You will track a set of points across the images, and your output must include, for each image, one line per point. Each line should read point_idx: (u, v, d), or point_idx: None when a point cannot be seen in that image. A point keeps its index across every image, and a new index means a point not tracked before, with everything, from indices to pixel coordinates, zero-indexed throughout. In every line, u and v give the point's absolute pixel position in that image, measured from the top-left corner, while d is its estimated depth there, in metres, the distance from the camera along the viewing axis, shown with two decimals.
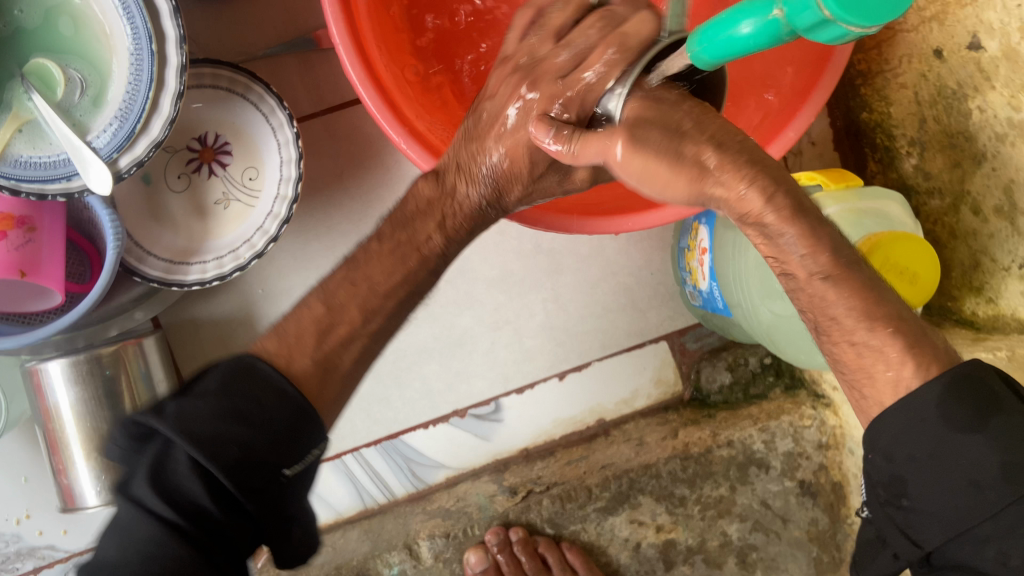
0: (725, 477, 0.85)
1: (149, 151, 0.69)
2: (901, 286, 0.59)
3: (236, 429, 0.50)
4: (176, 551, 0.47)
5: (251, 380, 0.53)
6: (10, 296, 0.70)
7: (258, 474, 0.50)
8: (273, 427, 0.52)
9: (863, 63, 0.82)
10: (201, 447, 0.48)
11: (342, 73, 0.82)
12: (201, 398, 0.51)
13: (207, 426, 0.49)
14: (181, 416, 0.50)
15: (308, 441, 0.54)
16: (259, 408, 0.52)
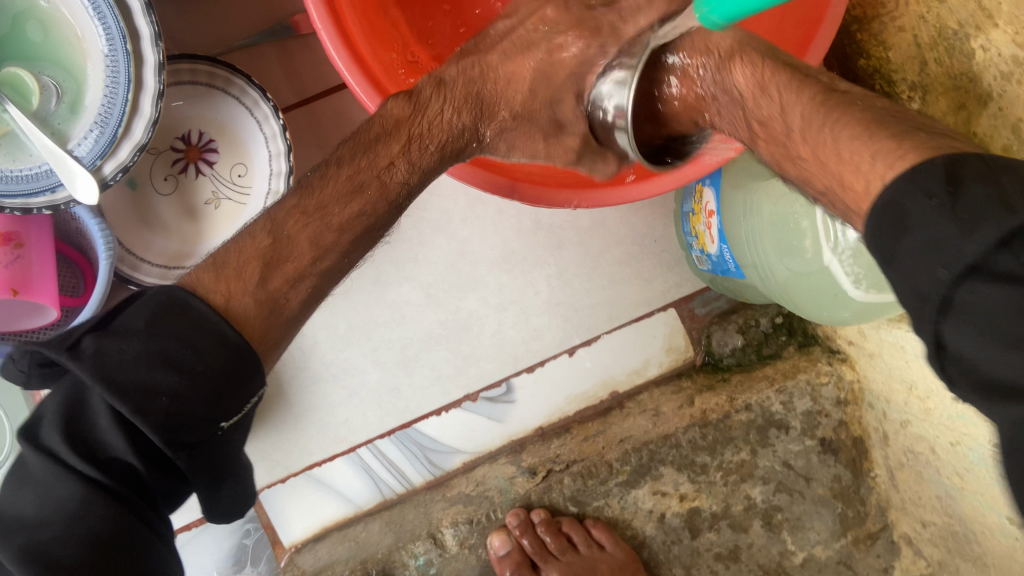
0: (745, 441, 0.85)
1: (134, 155, 0.66)
2: None
3: (163, 377, 0.47)
4: (95, 508, 0.45)
5: (182, 319, 0.50)
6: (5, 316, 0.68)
7: (190, 425, 0.48)
8: (206, 378, 0.49)
9: (859, 9, 0.79)
10: (123, 396, 0.46)
11: (325, 59, 0.80)
12: (124, 337, 0.48)
13: (129, 372, 0.47)
14: (102, 358, 0.46)
15: (246, 391, 0.52)
16: (192, 355, 0.49)
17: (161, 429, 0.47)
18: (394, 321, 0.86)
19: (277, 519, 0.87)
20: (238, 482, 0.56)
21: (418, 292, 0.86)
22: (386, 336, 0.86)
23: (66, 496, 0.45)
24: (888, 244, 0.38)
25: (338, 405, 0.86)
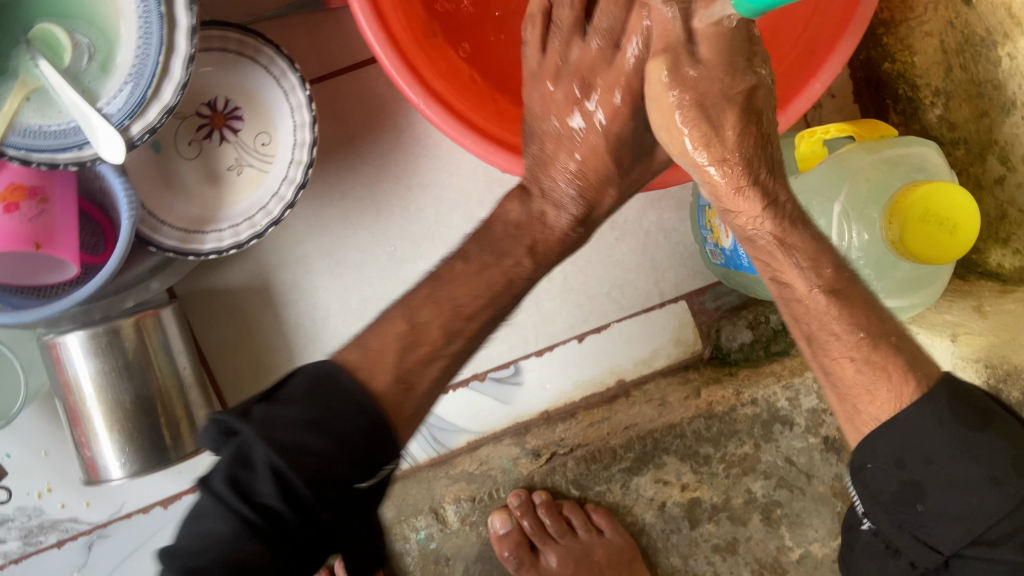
0: (749, 435, 0.84)
1: (161, 118, 0.67)
2: (935, 236, 0.56)
3: (314, 439, 0.48)
4: (251, 547, 0.46)
5: (333, 394, 0.51)
6: (25, 270, 0.69)
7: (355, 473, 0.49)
8: (358, 433, 0.49)
9: (885, 12, 0.80)
10: (283, 453, 0.46)
11: (353, 34, 0.80)
12: (287, 404, 0.49)
13: (291, 434, 0.47)
14: (268, 420, 0.48)
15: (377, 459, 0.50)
16: (336, 418, 0.50)
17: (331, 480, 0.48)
18: None
19: None
20: (374, 550, 0.56)
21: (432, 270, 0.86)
22: None
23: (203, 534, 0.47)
24: (915, 479, 0.54)
25: None
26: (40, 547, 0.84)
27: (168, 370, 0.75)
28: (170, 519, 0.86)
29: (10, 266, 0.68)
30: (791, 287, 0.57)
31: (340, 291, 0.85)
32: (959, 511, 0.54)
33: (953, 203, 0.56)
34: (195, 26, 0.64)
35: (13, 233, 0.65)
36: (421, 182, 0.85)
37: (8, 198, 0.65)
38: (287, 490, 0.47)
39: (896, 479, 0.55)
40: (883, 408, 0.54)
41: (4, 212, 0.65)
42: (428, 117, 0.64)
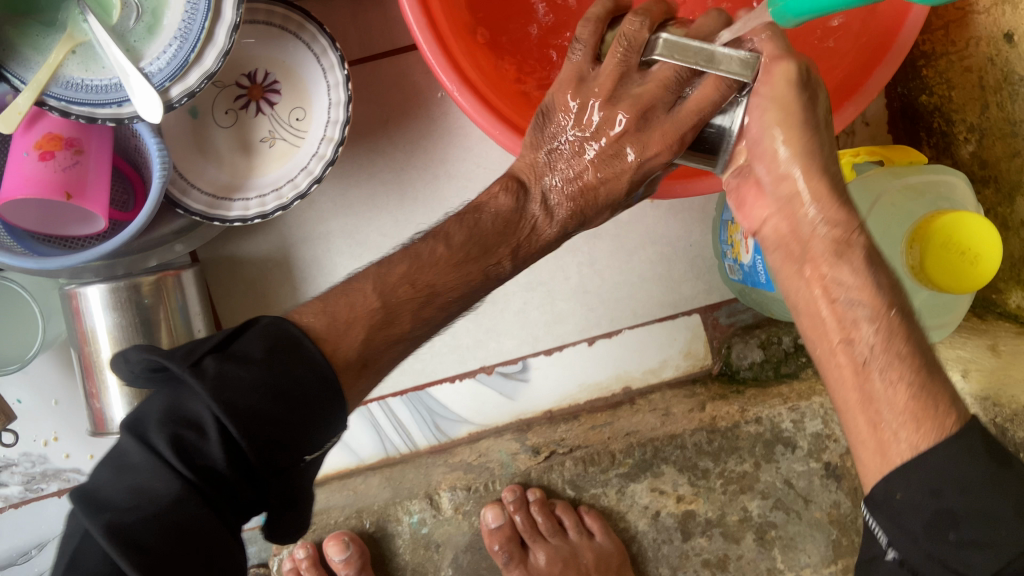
0: (750, 453, 0.84)
1: (201, 83, 0.68)
2: (962, 267, 0.56)
3: (270, 407, 0.45)
4: (188, 507, 0.43)
5: (295, 354, 0.48)
6: (54, 219, 0.70)
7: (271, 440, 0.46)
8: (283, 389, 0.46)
9: (927, 44, 0.79)
10: (235, 419, 0.44)
11: (395, 18, 0.81)
12: (245, 364, 0.46)
13: (246, 397, 0.45)
14: (222, 379, 0.45)
15: (319, 415, 0.48)
16: (295, 386, 0.47)
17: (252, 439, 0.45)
18: None
19: None
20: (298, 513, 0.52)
21: None
22: None
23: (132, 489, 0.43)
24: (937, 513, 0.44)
25: None
26: (41, 494, 0.85)
27: (181, 333, 0.76)
28: None
29: (39, 214, 0.70)
30: (843, 291, 0.48)
31: (359, 271, 0.86)
32: (994, 540, 0.43)
33: (985, 238, 0.56)
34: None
35: (44, 180, 0.66)
36: (448, 171, 0.85)
37: (45, 147, 0.67)
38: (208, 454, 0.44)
39: (928, 512, 0.44)
40: (914, 440, 0.46)
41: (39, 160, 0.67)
42: (464, 107, 0.65)
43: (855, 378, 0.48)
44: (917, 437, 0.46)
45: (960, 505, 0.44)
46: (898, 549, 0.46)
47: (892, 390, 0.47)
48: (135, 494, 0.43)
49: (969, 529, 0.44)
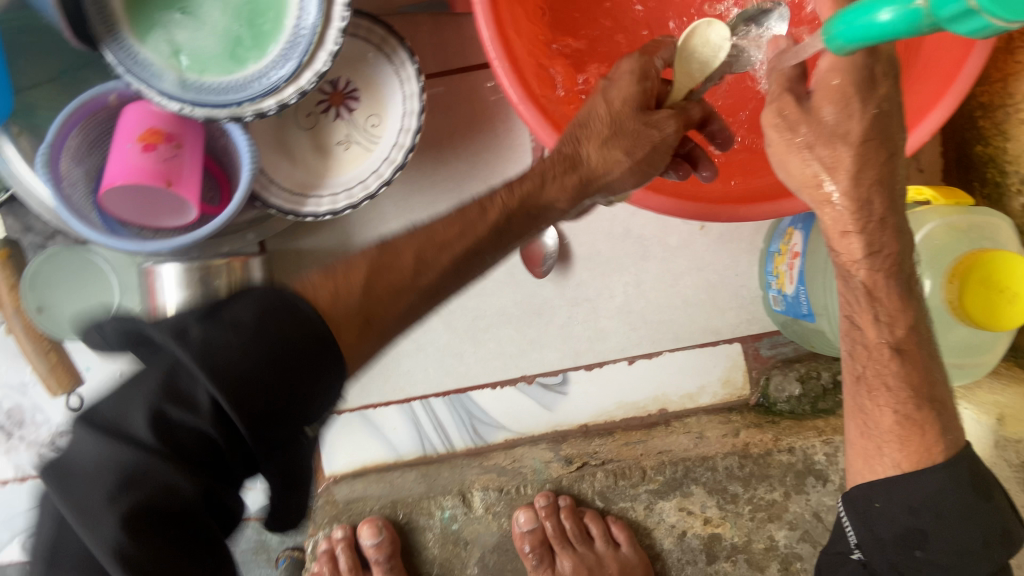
0: (780, 482, 0.85)
1: (312, 84, 0.70)
2: (1001, 306, 0.54)
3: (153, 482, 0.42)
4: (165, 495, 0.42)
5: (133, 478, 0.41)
6: (149, 211, 0.76)
7: (330, 367, 0.47)
8: (329, 349, 0.47)
9: (985, 96, 0.80)
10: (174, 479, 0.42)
11: (471, 38, 0.85)
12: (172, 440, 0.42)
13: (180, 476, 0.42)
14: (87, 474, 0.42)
15: (328, 374, 0.47)
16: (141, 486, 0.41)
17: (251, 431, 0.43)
18: (473, 291, 0.91)
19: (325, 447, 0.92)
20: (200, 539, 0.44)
21: (501, 269, 0.90)
22: (463, 304, 0.90)
23: (291, 320, 0.46)
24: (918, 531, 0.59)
25: (404, 355, 0.91)
26: None
27: None
28: None
29: (137, 205, 0.76)
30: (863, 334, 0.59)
31: None
32: (951, 560, 0.59)
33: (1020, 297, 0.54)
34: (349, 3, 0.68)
35: (145, 169, 0.72)
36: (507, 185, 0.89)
37: (148, 139, 0.73)
38: (288, 391, 0.45)
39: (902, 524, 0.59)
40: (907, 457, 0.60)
41: (142, 151, 0.73)
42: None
43: (865, 394, 0.61)
44: (900, 456, 0.60)
45: (932, 524, 0.59)
46: (864, 548, 0.62)
47: (880, 412, 0.60)
48: (243, 396, 0.42)
49: (932, 561, 0.59)
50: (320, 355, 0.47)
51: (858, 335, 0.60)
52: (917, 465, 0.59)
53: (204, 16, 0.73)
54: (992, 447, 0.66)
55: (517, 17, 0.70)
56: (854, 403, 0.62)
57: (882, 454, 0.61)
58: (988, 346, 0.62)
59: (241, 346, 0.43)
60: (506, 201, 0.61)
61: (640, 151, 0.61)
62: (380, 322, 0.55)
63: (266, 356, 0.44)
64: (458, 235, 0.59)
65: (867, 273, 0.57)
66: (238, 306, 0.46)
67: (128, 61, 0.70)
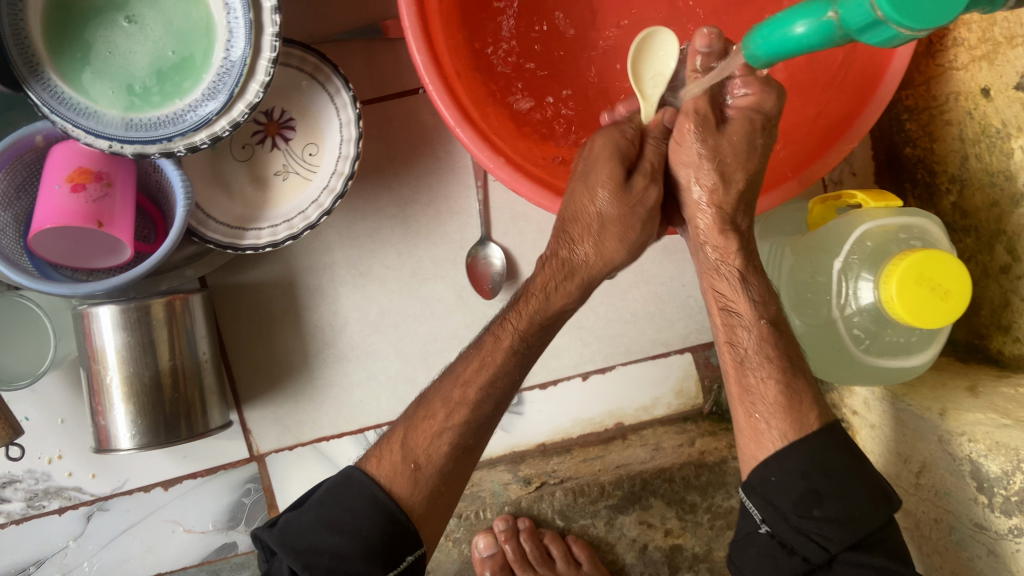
0: (736, 489, 0.88)
1: (245, 114, 0.69)
2: (930, 299, 0.55)
3: (328, 538, 0.60)
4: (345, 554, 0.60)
5: (345, 491, 0.63)
6: (82, 253, 0.74)
7: (404, 545, 0.62)
8: (401, 529, 0.62)
9: (910, 99, 0.83)
10: (296, 556, 0.60)
11: (406, 62, 0.85)
12: (323, 534, 0.60)
13: (302, 535, 0.61)
14: (285, 529, 0.62)
15: (403, 550, 0.61)
16: (352, 518, 0.61)
17: (353, 553, 0.60)
18: (422, 316, 0.90)
19: (277, 484, 0.90)
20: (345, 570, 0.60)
21: (450, 292, 0.90)
22: (413, 328, 0.90)
23: (346, 508, 0.61)
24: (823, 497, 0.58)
25: (356, 385, 0.90)
26: (42, 511, 0.87)
27: (188, 357, 0.79)
28: (167, 501, 0.89)
29: (69, 247, 0.73)
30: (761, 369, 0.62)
31: (361, 300, 0.89)
32: (840, 518, 0.58)
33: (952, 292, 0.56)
34: (279, 34, 0.67)
35: (75, 210, 0.70)
36: (451, 208, 0.89)
37: (76, 179, 0.71)
38: (370, 549, 0.60)
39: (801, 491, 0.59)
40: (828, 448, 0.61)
41: (70, 192, 0.71)
42: (503, 179, 0.68)
43: (744, 402, 0.63)
44: (786, 427, 0.60)
45: (825, 485, 0.58)
46: (769, 524, 0.60)
47: (764, 385, 0.62)
48: (321, 553, 0.60)
49: (830, 521, 0.58)
50: (389, 534, 0.61)
51: (734, 352, 0.64)
52: (800, 434, 0.60)
53: (132, 48, 0.72)
54: (935, 442, 0.67)
55: (449, 40, 0.70)
56: (739, 388, 0.63)
57: (767, 427, 0.61)
58: (914, 349, 0.63)
59: (311, 521, 0.62)
60: (516, 326, 0.65)
61: (631, 234, 0.64)
62: (429, 463, 0.64)
63: (351, 533, 0.60)
64: (479, 371, 0.65)
65: (724, 283, 0.64)
66: (317, 495, 0.64)
67: (53, 101, 0.68)
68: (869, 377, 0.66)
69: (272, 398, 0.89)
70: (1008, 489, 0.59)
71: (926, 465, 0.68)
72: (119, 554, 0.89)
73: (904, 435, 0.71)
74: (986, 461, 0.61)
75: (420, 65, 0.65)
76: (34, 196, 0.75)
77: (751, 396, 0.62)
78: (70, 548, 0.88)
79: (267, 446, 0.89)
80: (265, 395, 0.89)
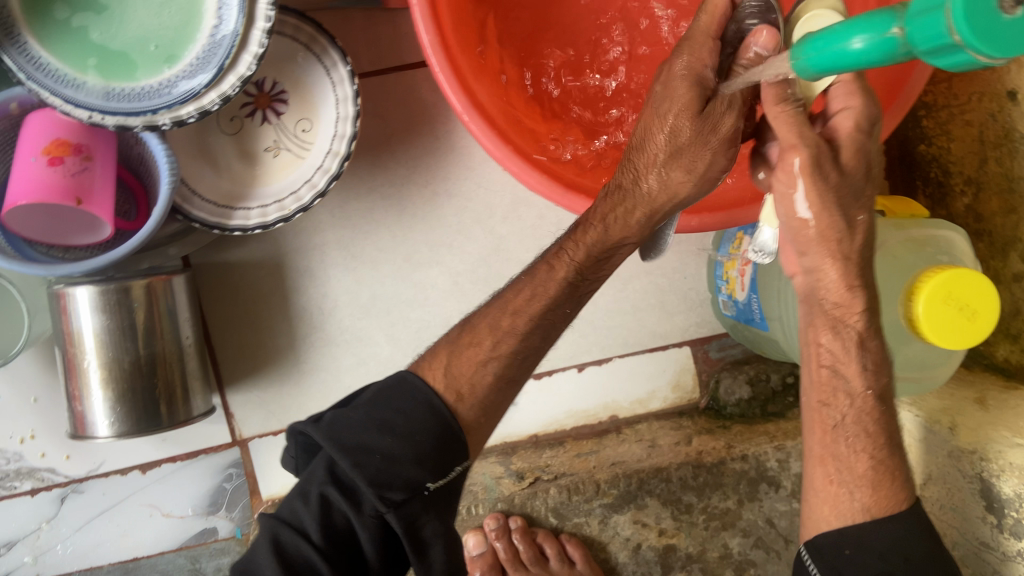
0: (733, 490, 0.86)
1: (236, 88, 0.64)
2: (957, 320, 0.54)
3: (380, 439, 0.54)
4: (406, 463, 0.54)
5: (399, 393, 0.57)
6: (59, 229, 0.70)
7: (453, 455, 0.57)
8: (453, 435, 0.57)
9: (929, 95, 0.80)
10: (344, 452, 0.53)
11: (406, 35, 0.80)
12: (384, 431, 0.54)
13: (352, 434, 0.54)
14: (334, 425, 0.55)
15: (439, 439, 0.56)
16: (403, 417, 0.56)
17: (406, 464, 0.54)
18: (415, 302, 0.87)
19: (261, 471, 0.88)
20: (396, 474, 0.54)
21: (445, 278, 0.87)
22: (405, 314, 0.87)
23: (398, 409, 0.56)
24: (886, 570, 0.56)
25: (344, 371, 0.87)
26: (13, 492, 0.83)
27: (172, 340, 0.75)
28: (145, 485, 0.86)
29: (44, 224, 0.69)
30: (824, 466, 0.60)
31: (352, 284, 0.86)
32: None
33: (986, 305, 0.54)
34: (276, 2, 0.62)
35: (51, 185, 0.65)
36: (448, 190, 0.85)
37: (53, 152, 0.66)
38: (421, 453, 0.55)
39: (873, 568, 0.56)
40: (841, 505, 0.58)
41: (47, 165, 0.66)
42: (511, 170, 0.64)
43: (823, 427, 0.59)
44: (869, 501, 0.58)
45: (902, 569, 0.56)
46: None
47: (857, 456, 0.58)
48: (373, 453, 0.53)
49: None
50: (442, 439, 0.56)
51: (826, 412, 0.59)
52: (885, 510, 0.58)
53: (121, 21, 0.67)
54: (945, 456, 0.66)
55: (457, 17, 0.65)
56: (825, 449, 0.59)
57: (852, 499, 0.58)
58: (934, 364, 0.62)
59: (361, 419, 0.55)
60: (574, 256, 0.60)
61: (703, 166, 0.55)
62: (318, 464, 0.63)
63: (403, 435, 0.55)
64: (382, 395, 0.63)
65: (834, 341, 0.56)
66: (363, 396, 0.58)
67: (30, 67, 0.63)
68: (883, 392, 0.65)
69: (256, 382, 0.86)
70: (1019, 512, 0.59)
71: (932, 478, 0.67)
72: (95, 537, 0.86)
73: (911, 446, 0.70)
74: (998, 481, 0.60)
75: (427, 43, 0.61)
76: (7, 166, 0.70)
77: (833, 445, 0.59)
78: (43, 530, 0.85)
79: (250, 431, 0.86)
80: (248, 378, 0.85)
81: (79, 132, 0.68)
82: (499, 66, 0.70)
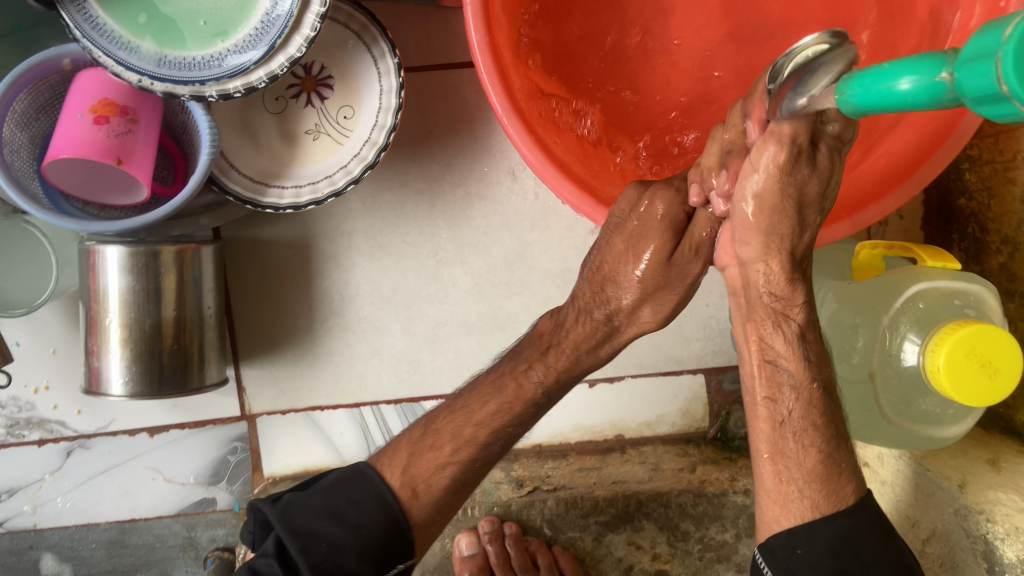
0: (733, 524, 0.84)
1: (284, 68, 0.66)
2: (976, 375, 0.53)
3: (330, 527, 0.62)
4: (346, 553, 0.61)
5: (356, 486, 0.64)
6: (98, 186, 0.71)
7: (397, 550, 0.63)
8: (399, 531, 0.63)
9: (974, 149, 0.79)
10: (293, 534, 0.61)
11: (457, 34, 0.81)
12: (332, 521, 0.62)
13: (306, 518, 0.62)
14: (290, 508, 0.63)
15: (384, 537, 0.63)
16: (356, 510, 0.63)
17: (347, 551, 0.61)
18: (435, 298, 0.87)
19: (265, 448, 0.88)
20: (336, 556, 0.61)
21: (466, 278, 0.87)
22: (424, 310, 0.88)
23: (351, 501, 0.63)
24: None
25: (357, 359, 0.88)
26: (21, 440, 0.85)
27: (192, 309, 0.76)
28: (149, 448, 0.87)
29: (84, 180, 0.70)
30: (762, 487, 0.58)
31: (375, 274, 0.86)
32: None
33: (1009, 364, 0.53)
34: None
35: (95, 143, 0.67)
36: (481, 192, 0.85)
37: (100, 111, 0.68)
38: (366, 547, 0.62)
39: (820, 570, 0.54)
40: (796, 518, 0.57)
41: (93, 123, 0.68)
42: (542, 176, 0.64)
43: (771, 427, 0.55)
44: (818, 497, 0.55)
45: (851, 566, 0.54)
46: None
47: (805, 451, 0.55)
48: (320, 540, 0.61)
49: None
50: (388, 537, 0.63)
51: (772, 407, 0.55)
52: (834, 506, 0.56)
53: None
54: (951, 513, 0.64)
55: (508, 20, 0.66)
56: (774, 447, 0.55)
57: (799, 497, 0.55)
58: (948, 420, 0.61)
59: (316, 506, 0.63)
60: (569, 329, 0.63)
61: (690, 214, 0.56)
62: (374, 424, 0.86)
63: (352, 527, 0.62)
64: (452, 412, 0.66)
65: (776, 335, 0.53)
66: (324, 483, 0.66)
67: (86, 26, 0.64)
68: (893, 439, 0.64)
69: (271, 359, 0.86)
70: None
71: (935, 534, 0.66)
72: (95, 494, 0.88)
73: (917, 499, 0.69)
74: (1002, 545, 0.59)
75: (476, 42, 0.61)
76: (55, 120, 0.72)
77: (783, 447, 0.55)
78: (45, 481, 0.86)
79: (259, 407, 0.87)
80: (263, 354, 0.86)
81: (128, 95, 0.69)
82: (545, 73, 0.71)
